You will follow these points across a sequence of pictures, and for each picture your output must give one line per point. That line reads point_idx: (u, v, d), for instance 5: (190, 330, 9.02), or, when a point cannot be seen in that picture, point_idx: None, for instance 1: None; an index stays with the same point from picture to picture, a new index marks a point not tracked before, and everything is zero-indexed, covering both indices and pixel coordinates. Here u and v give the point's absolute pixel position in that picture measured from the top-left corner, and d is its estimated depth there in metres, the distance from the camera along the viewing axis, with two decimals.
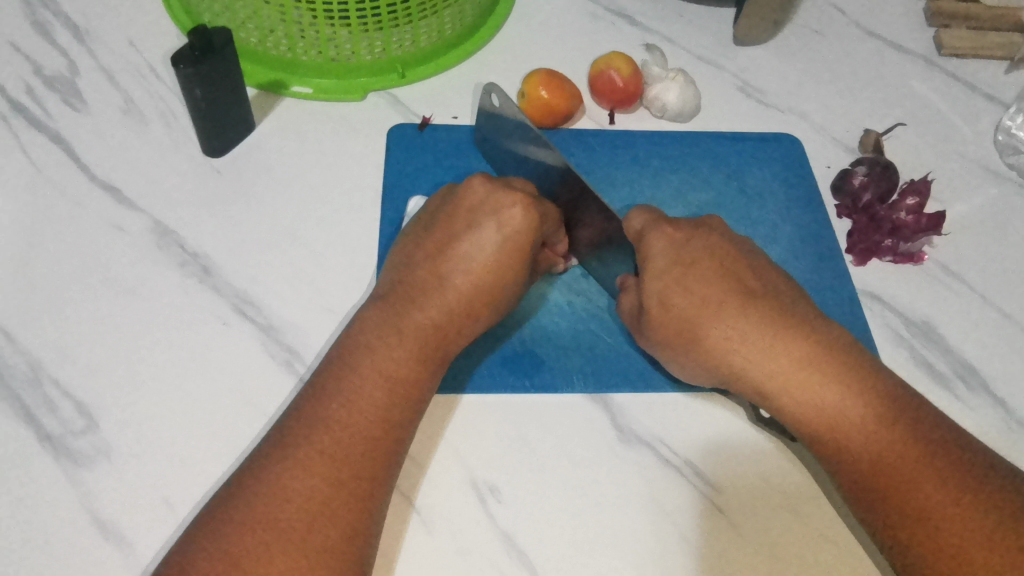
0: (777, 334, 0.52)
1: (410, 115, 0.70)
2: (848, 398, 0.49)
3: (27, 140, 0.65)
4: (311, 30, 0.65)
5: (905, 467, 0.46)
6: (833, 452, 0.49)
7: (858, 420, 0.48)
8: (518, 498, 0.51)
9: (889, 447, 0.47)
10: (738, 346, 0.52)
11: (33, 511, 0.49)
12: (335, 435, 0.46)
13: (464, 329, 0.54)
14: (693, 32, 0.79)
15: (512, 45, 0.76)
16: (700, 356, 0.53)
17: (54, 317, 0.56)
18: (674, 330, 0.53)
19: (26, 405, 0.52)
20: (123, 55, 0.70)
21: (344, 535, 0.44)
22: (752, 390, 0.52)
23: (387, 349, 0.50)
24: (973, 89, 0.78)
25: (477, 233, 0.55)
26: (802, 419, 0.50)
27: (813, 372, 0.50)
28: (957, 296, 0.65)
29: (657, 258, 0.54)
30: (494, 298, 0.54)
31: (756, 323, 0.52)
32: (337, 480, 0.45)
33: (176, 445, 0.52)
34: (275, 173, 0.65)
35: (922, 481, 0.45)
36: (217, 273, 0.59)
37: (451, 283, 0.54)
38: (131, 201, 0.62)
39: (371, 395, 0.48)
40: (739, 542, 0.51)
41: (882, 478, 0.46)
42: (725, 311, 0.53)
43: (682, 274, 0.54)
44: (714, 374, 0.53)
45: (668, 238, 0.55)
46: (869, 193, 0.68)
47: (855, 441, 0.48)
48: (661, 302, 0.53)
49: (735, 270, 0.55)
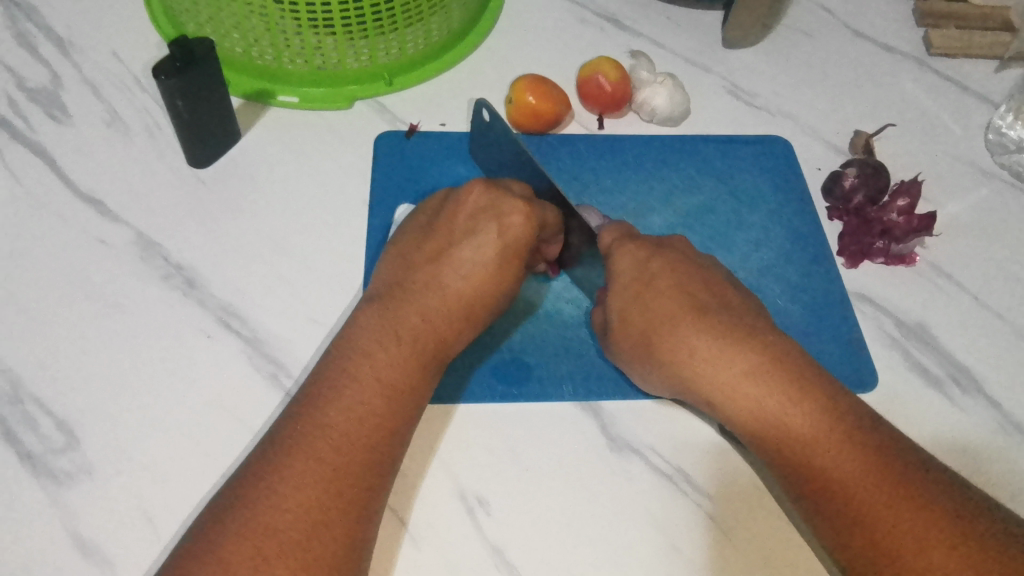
0: (737, 353, 0.50)
1: (396, 123, 0.70)
2: (808, 418, 0.48)
3: (10, 154, 0.64)
4: (296, 39, 0.65)
5: (861, 489, 0.45)
6: (792, 468, 0.48)
7: (816, 440, 0.47)
8: (507, 511, 0.51)
9: (846, 467, 0.46)
10: (695, 360, 0.51)
11: (16, 531, 0.48)
12: (333, 442, 0.45)
13: (464, 334, 0.53)
14: (681, 35, 0.79)
15: (500, 51, 0.75)
16: (659, 369, 0.52)
17: (36, 333, 0.55)
18: (634, 346, 0.53)
19: (7, 423, 0.52)
20: (107, 66, 0.70)
21: (338, 548, 0.43)
22: (709, 403, 0.51)
23: (386, 355, 0.49)
24: (962, 89, 0.78)
25: (478, 238, 0.54)
26: (762, 439, 0.49)
27: (771, 392, 0.49)
28: (950, 297, 0.64)
29: (619, 276, 0.54)
30: (492, 303, 0.54)
31: (714, 336, 0.51)
32: (334, 489, 0.44)
33: (160, 462, 0.51)
34: (261, 183, 0.64)
35: (878, 505, 0.44)
36: (202, 286, 0.59)
37: (449, 287, 0.53)
38: (115, 213, 0.62)
39: (371, 400, 0.47)
40: (732, 551, 0.50)
41: (839, 500, 0.45)
42: (682, 325, 0.52)
43: (642, 288, 0.54)
44: (674, 386, 0.53)
45: (631, 255, 0.55)
46: (860, 195, 0.68)
47: (812, 461, 0.47)
48: (621, 319, 0.54)
49: (696, 285, 0.54)
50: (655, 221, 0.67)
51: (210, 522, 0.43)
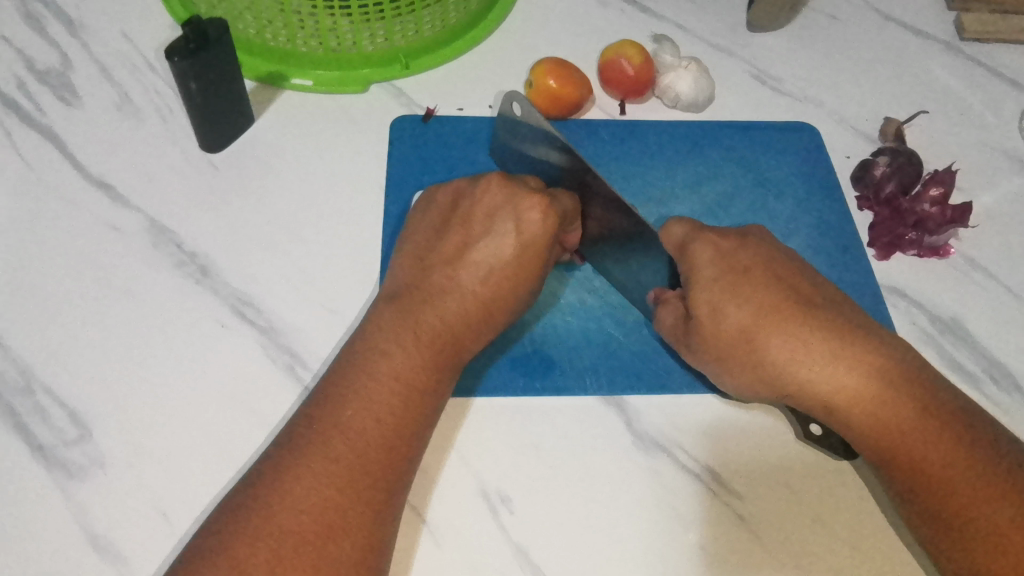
0: (842, 353, 0.48)
1: (413, 107, 0.68)
2: (922, 423, 0.46)
3: (18, 137, 0.63)
4: (311, 20, 0.63)
5: (981, 498, 0.43)
6: (905, 473, 0.46)
7: (932, 442, 0.46)
8: (531, 508, 0.49)
9: (964, 475, 0.44)
10: (802, 359, 0.49)
11: (26, 524, 0.47)
12: (352, 442, 0.44)
13: (482, 336, 0.51)
14: (705, 18, 0.76)
15: (518, 34, 0.73)
16: (757, 368, 0.50)
17: (46, 321, 0.54)
18: (729, 342, 0.50)
19: (17, 414, 0.50)
20: (116, 47, 0.68)
21: (356, 550, 0.42)
22: (818, 404, 0.49)
23: (403, 356, 0.48)
24: (996, 75, 0.75)
25: (495, 236, 0.53)
26: (869, 443, 0.48)
27: (876, 392, 0.47)
28: (984, 290, 0.62)
29: (704, 267, 0.52)
30: (511, 304, 0.52)
31: (820, 334, 0.49)
32: (344, 490, 0.42)
33: (176, 457, 0.50)
34: (275, 168, 0.63)
35: (1003, 519, 0.42)
36: (215, 275, 0.57)
37: (468, 289, 0.51)
38: (126, 199, 0.60)
39: (386, 402, 0.46)
40: (761, 551, 0.49)
41: (956, 511, 0.44)
42: (788, 322, 0.50)
43: (736, 282, 0.51)
44: (772, 386, 0.50)
45: (714, 246, 0.53)
46: (892, 184, 0.65)
47: (930, 468, 0.45)
48: (714, 312, 0.50)
49: (787, 278, 0.52)
50: (679, 211, 0.65)
51: (225, 521, 0.42)
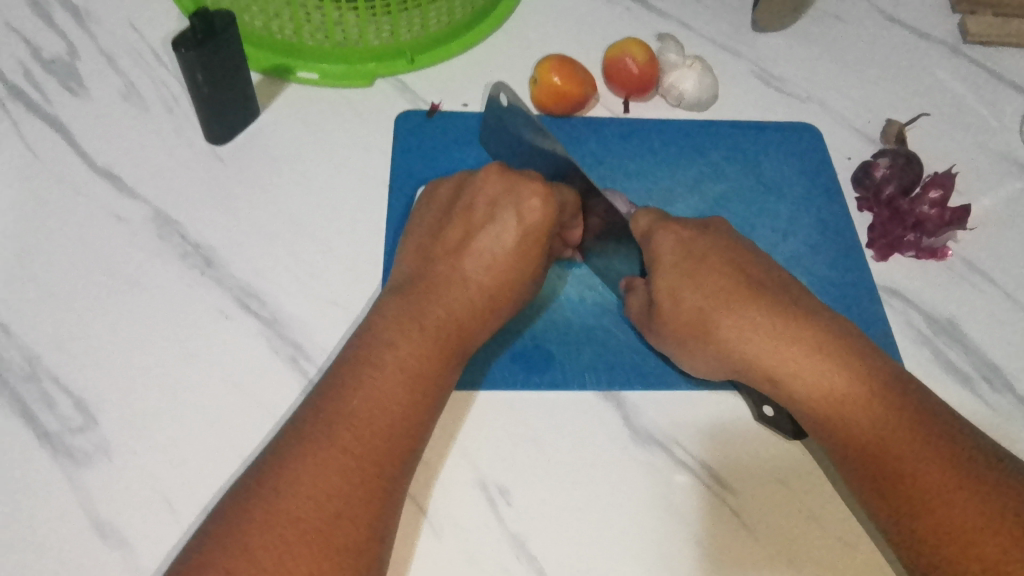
0: (796, 336, 0.49)
1: (417, 102, 0.68)
2: (869, 403, 0.46)
3: (26, 127, 0.63)
4: (317, 13, 0.63)
5: (918, 474, 0.44)
6: (849, 449, 0.47)
7: (873, 417, 0.46)
8: (529, 501, 0.50)
9: (902, 448, 0.45)
10: (754, 340, 0.50)
11: (31, 509, 0.48)
12: (357, 431, 0.45)
13: (486, 326, 0.52)
14: (710, 18, 0.77)
15: (523, 30, 0.73)
16: (715, 350, 0.51)
17: (52, 310, 0.55)
18: (687, 326, 0.51)
19: (24, 401, 0.51)
20: (123, 38, 0.69)
21: (361, 536, 0.42)
22: (771, 385, 0.50)
23: (407, 345, 0.48)
24: (999, 79, 0.76)
25: (497, 226, 0.53)
26: (818, 424, 0.48)
27: (828, 374, 0.48)
28: (980, 293, 0.63)
29: (665, 255, 0.53)
30: (514, 294, 0.53)
31: (772, 316, 0.50)
32: (354, 474, 0.43)
33: (180, 445, 0.50)
34: (280, 161, 0.63)
35: (941, 495, 0.43)
36: (219, 266, 0.58)
37: (472, 278, 0.52)
38: (132, 189, 0.61)
39: (393, 391, 0.46)
40: (755, 546, 0.50)
41: (895, 486, 0.44)
42: (740, 304, 0.51)
43: (694, 268, 0.52)
44: (732, 370, 0.51)
45: (677, 235, 0.54)
46: (892, 186, 0.66)
47: (874, 446, 0.45)
48: (672, 297, 0.52)
49: (747, 265, 0.53)
50: (680, 209, 0.66)
51: (228, 508, 0.42)
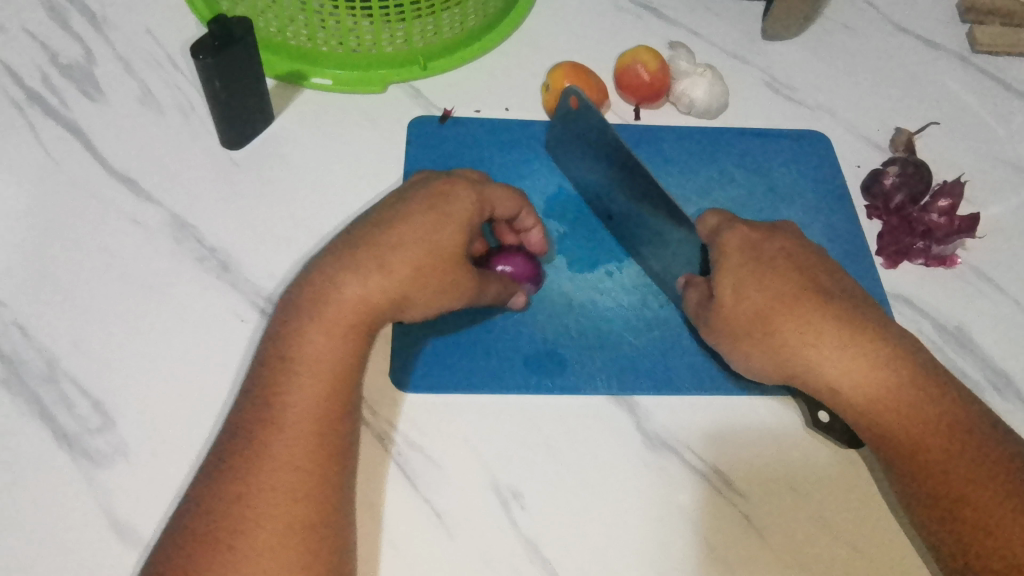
0: (861, 347, 0.49)
1: (430, 108, 0.69)
2: (933, 420, 0.47)
3: (43, 131, 0.64)
4: (332, 20, 0.64)
5: (976, 489, 0.44)
6: (907, 459, 0.47)
7: (936, 431, 0.46)
8: (543, 505, 0.50)
9: (967, 469, 0.45)
10: (820, 346, 0.49)
11: (49, 509, 0.48)
12: (292, 434, 0.45)
13: (376, 287, 0.47)
14: (720, 26, 0.77)
15: (535, 37, 0.74)
16: (772, 353, 0.50)
17: (69, 311, 0.55)
18: (747, 326, 0.51)
19: (42, 401, 0.52)
20: (140, 43, 0.69)
21: (318, 539, 0.43)
22: (823, 390, 0.50)
23: (316, 330, 0.47)
24: (1007, 88, 0.76)
25: (406, 203, 0.51)
26: (874, 434, 0.48)
27: (892, 385, 0.48)
28: (989, 301, 0.63)
29: (731, 254, 0.52)
30: (407, 254, 0.48)
31: (840, 327, 0.49)
32: (276, 482, 0.43)
33: (192, 446, 0.51)
34: (294, 167, 0.64)
35: (994, 511, 0.44)
36: (235, 269, 0.58)
37: (373, 242, 0.49)
38: (148, 193, 0.61)
39: (298, 384, 0.46)
40: (766, 551, 0.50)
41: (947, 498, 0.45)
42: (807, 311, 0.50)
43: (760, 270, 0.51)
44: (787, 373, 0.51)
45: (744, 236, 0.53)
46: (901, 194, 0.66)
47: (935, 459, 0.46)
48: (735, 296, 0.51)
49: (815, 271, 0.52)
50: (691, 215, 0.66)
51: (203, 511, 0.43)
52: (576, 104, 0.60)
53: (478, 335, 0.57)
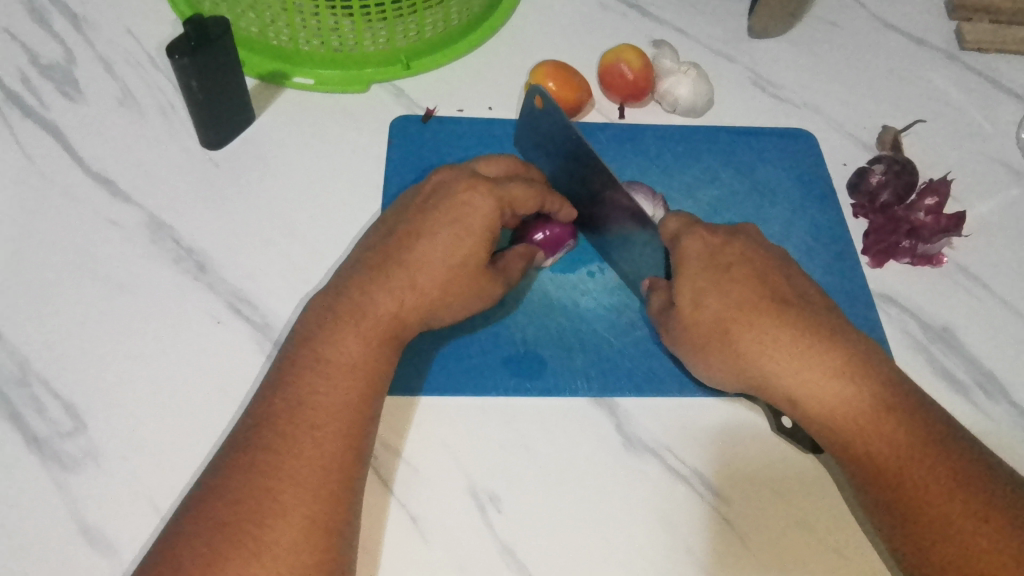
0: (817, 355, 0.48)
1: (413, 107, 0.68)
2: (891, 429, 0.46)
3: (21, 131, 0.63)
4: (313, 20, 0.64)
5: (939, 496, 0.43)
6: (866, 468, 0.46)
7: (893, 441, 0.45)
8: (519, 509, 0.50)
9: (927, 477, 0.44)
10: (776, 356, 0.49)
11: (19, 515, 0.48)
12: (283, 430, 0.44)
13: (416, 309, 0.50)
14: (707, 24, 0.77)
15: (520, 36, 0.74)
16: (730, 362, 0.50)
17: (43, 314, 0.55)
18: (705, 336, 0.50)
19: (13, 405, 0.51)
20: (120, 43, 0.69)
21: (299, 529, 0.42)
22: (783, 400, 0.49)
23: (333, 334, 0.48)
24: (996, 85, 0.75)
25: (430, 215, 0.51)
26: (833, 443, 0.48)
27: (850, 392, 0.47)
28: (975, 299, 0.63)
29: (690, 260, 0.51)
30: (442, 277, 0.50)
31: (796, 335, 0.49)
32: (293, 478, 0.43)
33: (165, 450, 0.50)
34: (273, 167, 0.63)
35: (957, 519, 0.42)
36: (212, 271, 0.58)
37: (405, 261, 0.50)
38: (125, 194, 0.61)
39: (315, 383, 0.46)
40: (747, 555, 0.49)
41: (910, 506, 0.44)
42: (764, 319, 0.49)
43: (718, 277, 0.51)
44: (746, 382, 0.51)
45: (703, 241, 0.52)
46: (887, 192, 0.66)
47: (896, 467, 0.45)
48: (694, 304, 0.51)
49: (775, 280, 0.52)
50: None
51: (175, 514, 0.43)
52: (541, 105, 0.59)
53: (457, 337, 0.56)
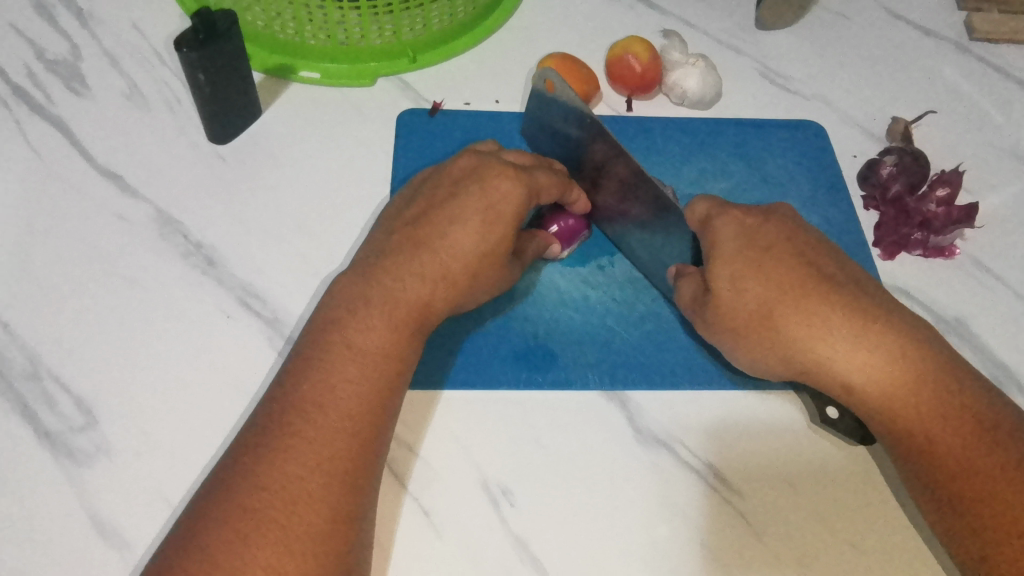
0: (866, 335, 0.48)
1: (420, 100, 0.68)
2: (943, 409, 0.46)
3: (28, 126, 0.63)
4: (319, 12, 0.63)
5: (987, 474, 0.44)
6: (913, 449, 0.46)
7: (940, 423, 0.46)
8: (534, 503, 0.49)
9: (977, 456, 0.44)
10: (823, 338, 0.49)
11: (30, 510, 0.47)
12: (312, 417, 0.44)
13: (447, 297, 0.50)
14: (714, 16, 0.76)
15: (527, 29, 0.73)
16: (773, 346, 0.50)
17: (53, 309, 0.55)
18: (748, 320, 0.50)
19: (24, 400, 0.51)
20: (126, 37, 0.68)
21: (324, 521, 0.41)
22: (834, 385, 0.49)
23: (360, 321, 0.47)
24: (1006, 75, 0.75)
25: (460, 199, 0.51)
26: (881, 425, 0.48)
27: (899, 373, 0.47)
28: (988, 291, 0.62)
29: (727, 243, 0.51)
30: (474, 267, 0.50)
31: (842, 316, 0.49)
32: (321, 466, 0.42)
33: (177, 444, 0.50)
34: (282, 161, 0.63)
35: (1007, 497, 0.43)
36: (221, 265, 0.58)
37: (434, 246, 0.50)
38: (134, 189, 0.61)
39: (342, 371, 0.45)
40: (760, 547, 0.49)
41: (960, 486, 0.44)
42: (811, 300, 0.49)
43: (759, 260, 0.51)
44: (790, 366, 0.50)
45: (738, 223, 0.52)
46: (898, 184, 0.65)
47: (946, 447, 0.45)
48: (734, 288, 0.50)
49: (817, 259, 0.51)
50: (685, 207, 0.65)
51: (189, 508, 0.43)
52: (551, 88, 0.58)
53: (466, 331, 0.56)
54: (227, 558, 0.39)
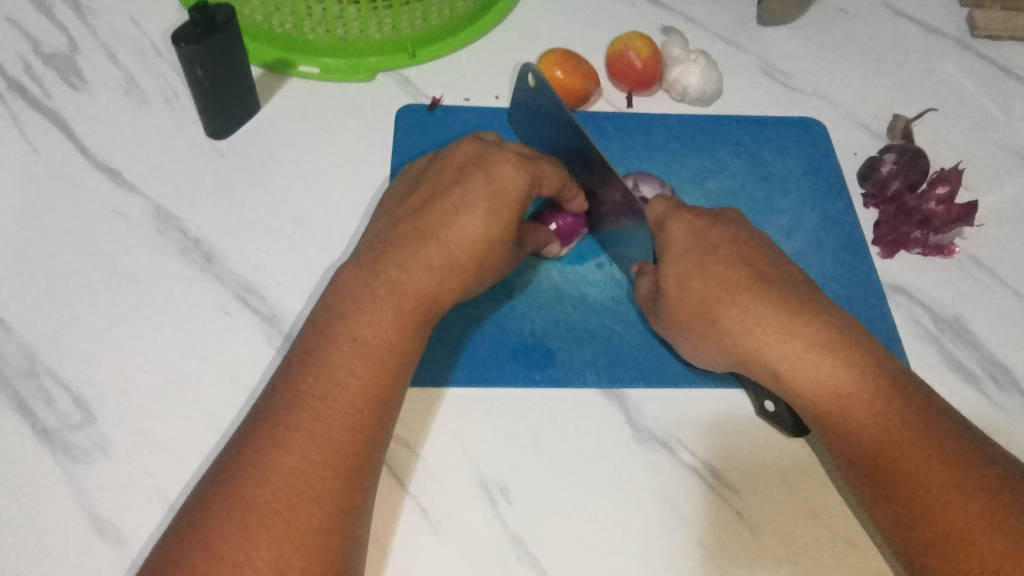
0: (801, 330, 0.48)
1: (419, 96, 0.68)
2: (877, 405, 0.45)
3: (25, 121, 0.63)
4: (318, 7, 0.63)
5: (920, 467, 0.42)
6: (845, 443, 0.46)
7: (876, 413, 0.45)
8: (530, 501, 0.50)
9: (910, 449, 0.43)
10: (758, 332, 0.49)
11: (29, 507, 0.47)
12: (313, 410, 0.44)
13: (451, 289, 0.50)
14: (716, 12, 0.76)
15: (527, 23, 0.73)
16: (715, 341, 0.50)
17: (51, 305, 0.54)
18: (690, 314, 0.51)
19: (22, 397, 0.51)
20: (124, 31, 0.68)
21: (323, 515, 0.41)
22: (768, 374, 0.49)
23: (363, 312, 0.47)
24: (1008, 73, 0.75)
25: (465, 189, 0.51)
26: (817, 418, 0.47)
27: (835, 368, 0.47)
28: (987, 290, 0.62)
29: (674, 242, 0.52)
30: (478, 259, 0.50)
31: (778, 312, 0.49)
32: (321, 458, 0.42)
33: (174, 441, 0.50)
34: (280, 157, 0.63)
35: (943, 491, 0.41)
36: (218, 261, 0.57)
37: (440, 237, 0.50)
38: (132, 184, 0.60)
39: (347, 364, 0.45)
40: (755, 544, 0.49)
41: (898, 481, 0.43)
42: (748, 296, 0.50)
43: (703, 258, 0.51)
44: (733, 361, 0.51)
45: (687, 224, 0.52)
46: (898, 182, 0.65)
47: (880, 441, 0.44)
48: (678, 286, 0.51)
49: (756, 260, 0.52)
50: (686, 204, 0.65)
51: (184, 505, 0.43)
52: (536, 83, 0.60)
53: (464, 329, 0.56)
54: (229, 553, 0.39)
